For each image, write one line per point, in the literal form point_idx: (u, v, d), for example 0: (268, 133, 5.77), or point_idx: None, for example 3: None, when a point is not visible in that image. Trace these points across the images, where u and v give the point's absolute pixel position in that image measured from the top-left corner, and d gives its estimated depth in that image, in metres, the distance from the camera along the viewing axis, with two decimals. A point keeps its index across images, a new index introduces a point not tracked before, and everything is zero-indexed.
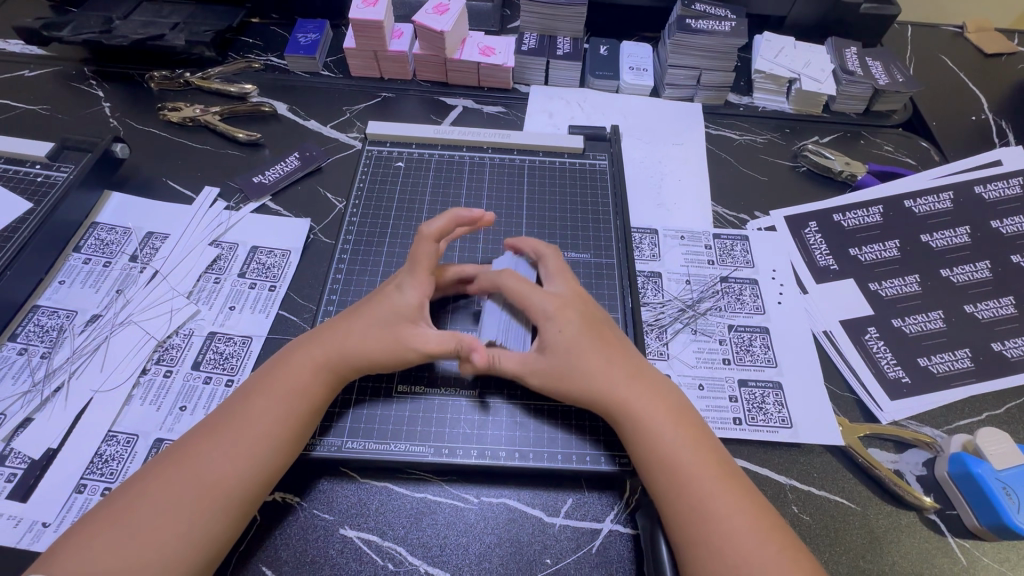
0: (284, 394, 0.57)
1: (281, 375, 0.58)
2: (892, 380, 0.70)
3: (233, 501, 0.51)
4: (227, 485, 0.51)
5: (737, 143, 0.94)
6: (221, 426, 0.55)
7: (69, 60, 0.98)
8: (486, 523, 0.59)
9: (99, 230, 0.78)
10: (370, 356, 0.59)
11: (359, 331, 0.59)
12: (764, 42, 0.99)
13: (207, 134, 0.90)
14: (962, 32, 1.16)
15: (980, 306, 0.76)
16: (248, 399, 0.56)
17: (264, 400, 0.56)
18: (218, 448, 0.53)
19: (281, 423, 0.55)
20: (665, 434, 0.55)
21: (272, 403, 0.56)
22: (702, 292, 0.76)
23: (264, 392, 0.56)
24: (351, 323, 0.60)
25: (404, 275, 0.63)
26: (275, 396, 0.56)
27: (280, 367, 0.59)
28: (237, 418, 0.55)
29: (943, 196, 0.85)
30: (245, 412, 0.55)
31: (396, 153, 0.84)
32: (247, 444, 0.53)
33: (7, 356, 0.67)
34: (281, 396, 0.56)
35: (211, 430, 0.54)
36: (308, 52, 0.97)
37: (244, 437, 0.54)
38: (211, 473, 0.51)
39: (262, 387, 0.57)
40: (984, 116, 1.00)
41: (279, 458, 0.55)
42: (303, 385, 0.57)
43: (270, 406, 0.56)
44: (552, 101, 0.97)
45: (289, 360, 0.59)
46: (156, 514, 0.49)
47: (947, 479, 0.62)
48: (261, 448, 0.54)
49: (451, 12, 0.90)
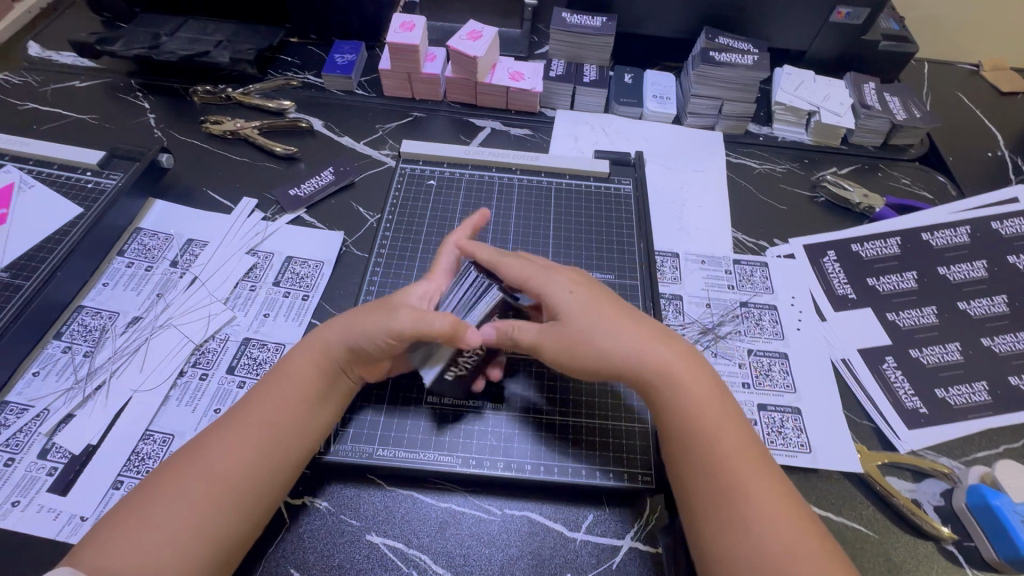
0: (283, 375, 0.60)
1: (285, 373, 0.60)
2: (909, 410, 0.71)
3: (248, 497, 0.53)
4: (237, 476, 0.53)
5: (757, 171, 0.97)
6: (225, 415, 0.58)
7: (118, 72, 1.03)
8: (509, 536, 0.60)
9: (143, 235, 0.82)
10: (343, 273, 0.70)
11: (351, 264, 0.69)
12: (784, 75, 1.02)
13: (246, 147, 0.94)
14: (978, 70, 1.18)
15: (996, 338, 0.77)
16: (258, 394, 0.59)
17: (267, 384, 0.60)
18: (226, 443, 0.55)
19: (290, 405, 0.58)
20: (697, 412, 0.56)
21: (280, 398, 0.59)
22: (722, 316, 0.78)
23: (273, 385, 0.60)
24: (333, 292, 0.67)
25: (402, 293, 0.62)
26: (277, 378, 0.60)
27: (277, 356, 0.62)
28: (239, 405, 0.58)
29: (960, 230, 0.87)
30: (253, 405, 0.58)
31: (428, 171, 0.87)
32: (254, 439, 0.55)
33: (52, 353, 0.70)
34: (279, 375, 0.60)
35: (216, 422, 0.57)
36: (344, 72, 1.01)
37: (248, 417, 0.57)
38: (222, 465, 0.53)
39: (271, 381, 0.60)
40: (1000, 153, 1.02)
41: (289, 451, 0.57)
42: (308, 379, 0.60)
43: (277, 404, 0.58)
44: (577, 125, 1.01)
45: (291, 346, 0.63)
46: (171, 505, 0.51)
47: (964, 510, 0.63)
48: (266, 441, 0.56)
49: (484, 38, 0.94)
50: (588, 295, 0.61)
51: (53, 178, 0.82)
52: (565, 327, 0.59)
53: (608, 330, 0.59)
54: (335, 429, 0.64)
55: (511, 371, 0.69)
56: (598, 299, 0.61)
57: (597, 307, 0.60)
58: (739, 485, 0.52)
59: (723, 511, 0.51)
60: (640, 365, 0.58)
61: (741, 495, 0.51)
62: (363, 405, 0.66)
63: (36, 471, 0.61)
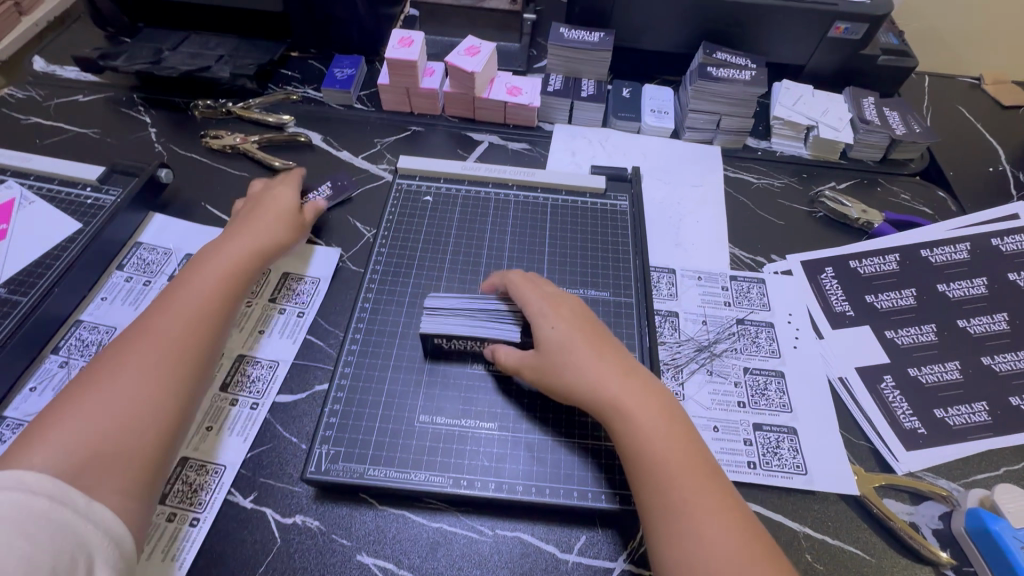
0: (188, 332, 0.63)
1: (186, 297, 0.66)
2: (907, 431, 0.70)
3: (144, 403, 0.57)
4: (134, 385, 0.57)
5: (755, 186, 0.97)
6: (123, 374, 0.58)
7: (121, 87, 1.04)
8: (500, 557, 0.59)
9: (142, 250, 0.82)
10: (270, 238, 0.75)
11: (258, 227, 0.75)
12: (783, 90, 1.02)
13: (245, 162, 0.95)
14: (979, 84, 1.18)
15: (997, 358, 0.76)
16: (174, 315, 0.64)
17: (163, 339, 0.61)
18: (119, 362, 0.59)
19: (179, 325, 0.63)
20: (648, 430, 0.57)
21: (167, 315, 0.64)
22: (718, 333, 0.77)
23: (161, 308, 0.65)
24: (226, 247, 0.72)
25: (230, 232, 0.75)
26: (183, 338, 0.62)
27: (158, 309, 0.64)
28: (135, 362, 0.59)
29: (960, 246, 0.86)
30: (162, 322, 0.63)
31: (425, 187, 0.88)
32: (144, 349, 0.60)
33: (49, 368, 0.70)
34: (180, 333, 0.62)
35: (109, 380, 0.57)
36: (344, 87, 1.02)
37: (160, 376, 0.59)
38: (122, 377, 0.58)
39: (159, 308, 0.65)
40: (1002, 168, 1.01)
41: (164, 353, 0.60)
42: (182, 304, 0.65)
43: (158, 322, 0.63)
44: (575, 140, 1.01)
45: (172, 298, 0.65)
46: (88, 415, 0.55)
47: (963, 534, 0.62)
48: (148, 352, 0.60)
49: (482, 54, 0.95)
50: (572, 327, 0.64)
51: (53, 193, 0.83)
52: (547, 359, 0.62)
53: (584, 359, 0.61)
54: (327, 449, 0.64)
55: (505, 390, 0.68)
56: (579, 330, 0.64)
57: (579, 339, 0.63)
58: (686, 496, 0.54)
59: (675, 527, 0.52)
60: (599, 379, 0.60)
61: (663, 475, 0.55)
62: (355, 424, 0.66)
63: None
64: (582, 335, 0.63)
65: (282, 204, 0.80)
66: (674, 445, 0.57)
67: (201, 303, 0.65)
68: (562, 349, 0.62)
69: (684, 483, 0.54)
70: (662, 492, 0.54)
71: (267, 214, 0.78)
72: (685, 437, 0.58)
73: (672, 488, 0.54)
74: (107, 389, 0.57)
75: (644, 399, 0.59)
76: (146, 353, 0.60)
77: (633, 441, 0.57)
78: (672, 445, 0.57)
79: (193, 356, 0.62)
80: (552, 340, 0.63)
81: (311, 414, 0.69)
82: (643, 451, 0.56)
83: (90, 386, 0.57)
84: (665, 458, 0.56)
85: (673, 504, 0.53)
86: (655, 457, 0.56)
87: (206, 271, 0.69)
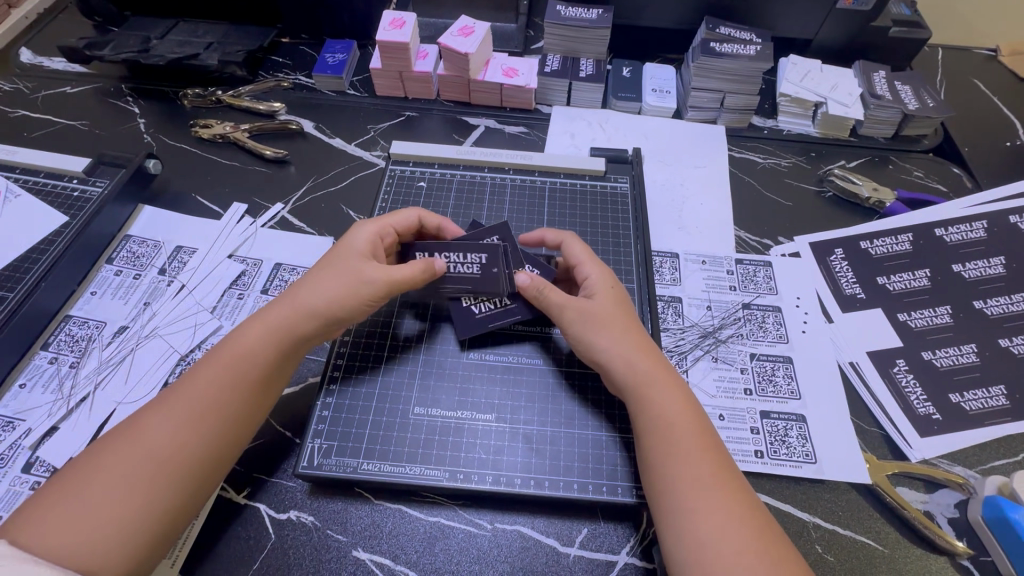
0: (201, 425, 0.54)
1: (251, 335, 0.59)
2: (922, 417, 0.68)
3: (177, 462, 0.52)
4: (175, 436, 0.52)
5: (761, 166, 0.93)
6: (122, 466, 0.50)
7: (108, 77, 1.02)
8: (500, 551, 0.58)
9: (131, 243, 0.80)
10: (334, 302, 0.61)
11: (322, 291, 0.61)
12: (790, 65, 0.98)
13: (236, 151, 0.92)
14: (995, 55, 1.13)
15: (1016, 339, 0.73)
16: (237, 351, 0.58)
17: (172, 428, 0.53)
18: (175, 402, 0.54)
19: (232, 377, 0.57)
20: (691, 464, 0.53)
21: (230, 357, 0.58)
22: (723, 319, 0.75)
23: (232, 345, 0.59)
24: (271, 317, 0.60)
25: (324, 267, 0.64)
26: (194, 431, 0.53)
27: (180, 384, 0.56)
28: (136, 454, 0.51)
29: (976, 224, 0.83)
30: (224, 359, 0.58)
31: (418, 173, 0.85)
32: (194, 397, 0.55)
33: (39, 365, 0.69)
34: (193, 424, 0.53)
35: (107, 467, 0.50)
36: (335, 72, 0.99)
37: (198, 428, 0.53)
38: (169, 423, 0.53)
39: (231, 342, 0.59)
40: (1019, 142, 0.97)
41: (220, 405, 0.55)
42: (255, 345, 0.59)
43: (229, 361, 0.57)
44: (574, 122, 0.98)
45: (198, 374, 0.56)
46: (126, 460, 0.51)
47: (981, 523, 0.59)
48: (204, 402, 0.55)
49: (476, 35, 0.92)
50: (603, 300, 0.65)
51: (40, 187, 0.81)
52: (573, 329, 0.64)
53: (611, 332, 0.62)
54: (320, 443, 0.62)
55: (503, 381, 0.66)
56: (609, 305, 0.65)
57: (610, 315, 0.64)
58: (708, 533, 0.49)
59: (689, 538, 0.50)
60: (626, 351, 0.61)
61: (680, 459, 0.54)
62: (348, 415, 0.64)
63: (20, 486, 0.60)
64: (622, 315, 0.64)
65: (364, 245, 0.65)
66: (694, 441, 0.55)
67: (225, 390, 0.56)
68: (599, 318, 0.63)
69: (697, 470, 0.53)
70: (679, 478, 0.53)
71: (344, 268, 0.63)
72: (725, 477, 0.53)
73: (689, 476, 0.52)
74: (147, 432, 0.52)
75: (668, 383, 0.59)
76: (167, 425, 0.53)
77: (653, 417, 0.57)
78: (691, 439, 0.55)
79: (201, 460, 0.53)
80: (590, 307, 0.64)
81: (304, 407, 0.67)
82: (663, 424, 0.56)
83: (89, 467, 0.50)
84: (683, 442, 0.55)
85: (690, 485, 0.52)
86: (674, 435, 0.55)
87: (244, 340, 0.59)
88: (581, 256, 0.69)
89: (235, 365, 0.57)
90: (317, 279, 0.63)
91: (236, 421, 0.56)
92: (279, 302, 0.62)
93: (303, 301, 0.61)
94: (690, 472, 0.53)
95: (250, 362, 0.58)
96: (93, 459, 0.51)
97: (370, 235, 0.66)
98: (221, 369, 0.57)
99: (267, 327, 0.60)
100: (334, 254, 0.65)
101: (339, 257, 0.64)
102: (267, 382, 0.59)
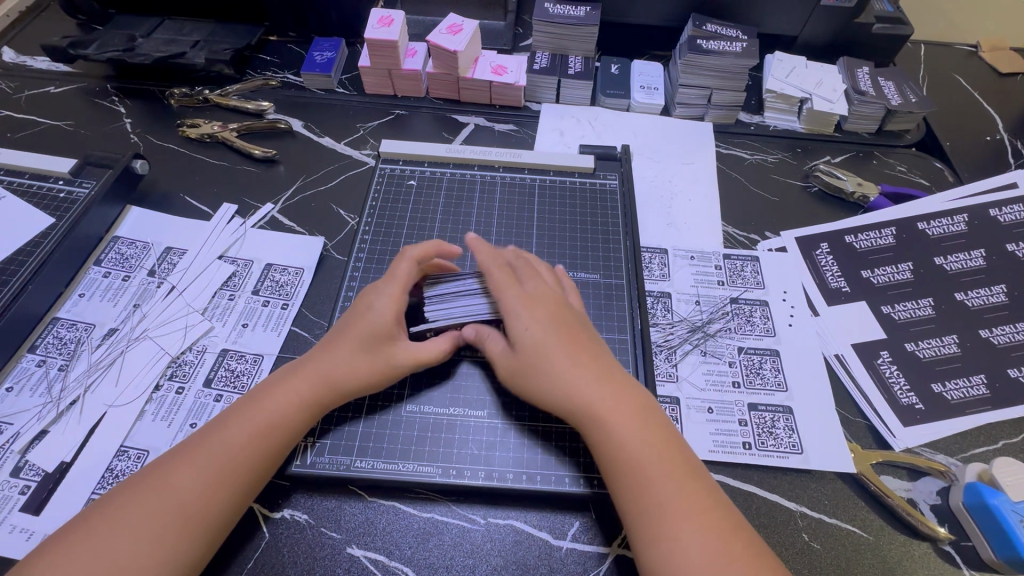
0: (217, 484, 0.53)
1: (273, 393, 0.58)
2: (904, 407, 0.69)
3: (182, 520, 0.51)
4: (187, 495, 0.52)
5: (748, 162, 0.94)
6: (140, 520, 0.50)
7: (93, 76, 1.01)
8: (493, 546, 0.58)
9: (120, 244, 0.80)
10: (359, 381, 0.60)
11: (339, 363, 0.60)
12: (775, 62, 0.99)
13: (224, 151, 0.92)
14: (976, 51, 1.15)
15: (995, 330, 0.74)
16: (260, 408, 0.57)
17: (192, 485, 0.52)
18: (195, 457, 0.54)
19: (247, 438, 0.56)
20: (709, 530, 0.50)
21: (250, 418, 0.57)
22: (712, 313, 0.76)
23: (255, 401, 0.58)
24: (296, 381, 0.59)
25: (348, 336, 0.61)
26: (203, 490, 0.53)
27: (200, 436, 0.56)
28: (156, 508, 0.51)
29: (957, 218, 0.85)
30: (247, 416, 0.57)
31: (408, 171, 0.85)
32: (212, 454, 0.54)
33: (26, 368, 0.68)
34: (212, 482, 0.53)
35: (126, 519, 0.50)
36: (324, 70, 0.99)
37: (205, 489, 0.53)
38: (183, 480, 0.52)
39: (256, 396, 0.59)
40: (999, 136, 0.99)
41: (230, 468, 0.54)
42: (276, 406, 0.58)
43: (247, 421, 0.57)
44: (563, 119, 0.98)
45: (217, 431, 0.56)
46: (142, 509, 0.51)
47: (961, 509, 0.61)
48: (219, 461, 0.54)
49: (464, 32, 0.92)
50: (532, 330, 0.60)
51: (25, 189, 0.81)
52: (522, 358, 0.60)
53: (552, 369, 0.58)
54: (312, 441, 0.62)
55: (495, 377, 0.67)
56: (535, 339, 0.59)
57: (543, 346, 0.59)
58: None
59: None
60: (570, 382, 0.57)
61: (649, 484, 0.53)
62: (341, 416, 0.64)
63: (9, 490, 0.60)
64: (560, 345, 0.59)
65: (381, 320, 0.61)
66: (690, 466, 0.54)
67: (242, 451, 0.55)
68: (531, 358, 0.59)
69: (695, 498, 0.52)
70: (647, 505, 0.52)
71: (362, 341, 0.60)
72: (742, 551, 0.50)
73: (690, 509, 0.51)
74: (166, 481, 0.52)
75: (641, 402, 0.58)
76: (184, 477, 0.53)
77: (599, 448, 0.56)
78: (680, 463, 0.54)
79: (219, 517, 0.53)
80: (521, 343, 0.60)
81: None
82: (609, 454, 0.55)
83: (110, 517, 0.51)
84: (657, 468, 0.53)
85: (658, 510, 0.52)
86: (634, 463, 0.54)
87: (267, 399, 0.58)
88: (499, 281, 0.63)
89: (254, 425, 0.56)
90: (335, 347, 0.61)
91: (254, 479, 0.56)
92: (306, 362, 0.61)
93: (319, 369, 0.60)
94: (681, 490, 0.52)
95: (271, 424, 0.57)
96: (117, 499, 0.52)
97: (392, 308, 0.62)
98: (243, 428, 0.56)
99: (291, 391, 0.58)
100: (353, 322, 0.62)
101: (364, 330, 0.61)
102: (288, 447, 0.58)
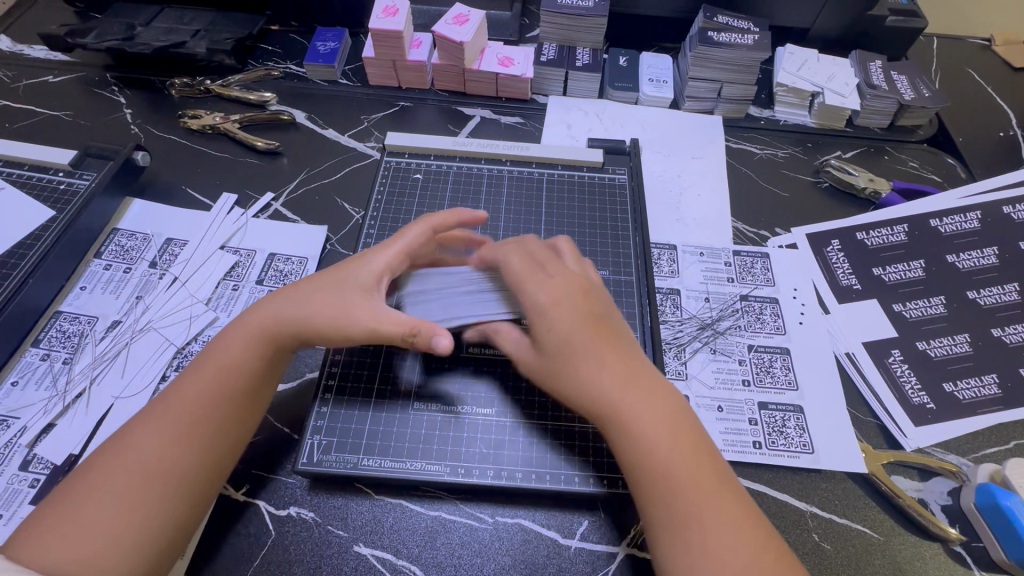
0: (183, 432, 0.53)
1: (244, 346, 0.58)
2: (916, 406, 0.68)
3: (162, 477, 0.51)
4: (163, 455, 0.51)
5: (758, 157, 0.93)
6: (117, 481, 0.50)
7: (91, 66, 0.99)
8: (501, 544, 0.58)
9: (121, 236, 0.79)
10: (330, 324, 0.58)
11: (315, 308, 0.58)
12: (786, 54, 0.97)
13: (226, 142, 0.90)
14: (989, 45, 1.13)
15: (1007, 329, 0.74)
16: (233, 361, 0.57)
17: (161, 441, 0.52)
18: (168, 419, 0.53)
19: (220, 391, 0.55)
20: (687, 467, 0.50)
21: (221, 375, 0.56)
22: (721, 311, 0.75)
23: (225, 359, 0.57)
24: (264, 333, 0.58)
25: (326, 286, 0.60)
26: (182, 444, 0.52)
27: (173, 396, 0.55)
28: (134, 468, 0.50)
29: (970, 215, 0.83)
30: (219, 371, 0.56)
31: (414, 164, 0.84)
32: (184, 412, 0.54)
33: (30, 361, 0.68)
34: (187, 436, 0.53)
35: (105, 480, 0.50)
36: (327, 61, 0.97)
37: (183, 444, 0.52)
38: (159, 441, 0.52)
39: (227, 354, 0.58)
40: (1013, 132, 0.98)
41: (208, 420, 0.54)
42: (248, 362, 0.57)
43: (216, 379, 0.56)
44: (571, 112, 0.97)
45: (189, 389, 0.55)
46: (122, 470, 0.50)
47: (973, 510, 0.61)
48: (195, 417, 0.54)
49: (471, 23, 0.90)
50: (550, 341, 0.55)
51: (24, 181, 0.79)
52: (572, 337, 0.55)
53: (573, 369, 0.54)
54: (319, 439, 0.62)
55: (503, 373, 0.66)
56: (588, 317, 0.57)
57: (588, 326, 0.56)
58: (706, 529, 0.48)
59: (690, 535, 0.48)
60: (585, 389, 0.53)
61: (645, 444, 0.51)
62: (348, 414, 0.63)
63: (17, 485, 0.59)
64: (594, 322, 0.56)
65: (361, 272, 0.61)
66: (664, 424, 0.52)
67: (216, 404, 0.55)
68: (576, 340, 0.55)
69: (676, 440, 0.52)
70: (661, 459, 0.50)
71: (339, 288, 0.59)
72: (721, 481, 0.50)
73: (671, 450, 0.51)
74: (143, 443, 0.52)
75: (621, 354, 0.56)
76: (160, 436, 0.52)
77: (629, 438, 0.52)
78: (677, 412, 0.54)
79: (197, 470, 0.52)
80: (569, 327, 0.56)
81: (302, 398, 0.66)
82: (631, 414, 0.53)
83: (88, 483, 0.50)
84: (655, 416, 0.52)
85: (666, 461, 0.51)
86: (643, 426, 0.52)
87: (236, 355, 0.57)
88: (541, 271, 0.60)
89: (225, 381, 0.56)
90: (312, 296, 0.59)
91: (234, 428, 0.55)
92: (266, 309, 0.60)
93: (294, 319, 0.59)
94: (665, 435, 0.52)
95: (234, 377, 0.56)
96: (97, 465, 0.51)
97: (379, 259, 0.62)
98: (205, 378, 0.56)
99: (260, 343, 0.58)
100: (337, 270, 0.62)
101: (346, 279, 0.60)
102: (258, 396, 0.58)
